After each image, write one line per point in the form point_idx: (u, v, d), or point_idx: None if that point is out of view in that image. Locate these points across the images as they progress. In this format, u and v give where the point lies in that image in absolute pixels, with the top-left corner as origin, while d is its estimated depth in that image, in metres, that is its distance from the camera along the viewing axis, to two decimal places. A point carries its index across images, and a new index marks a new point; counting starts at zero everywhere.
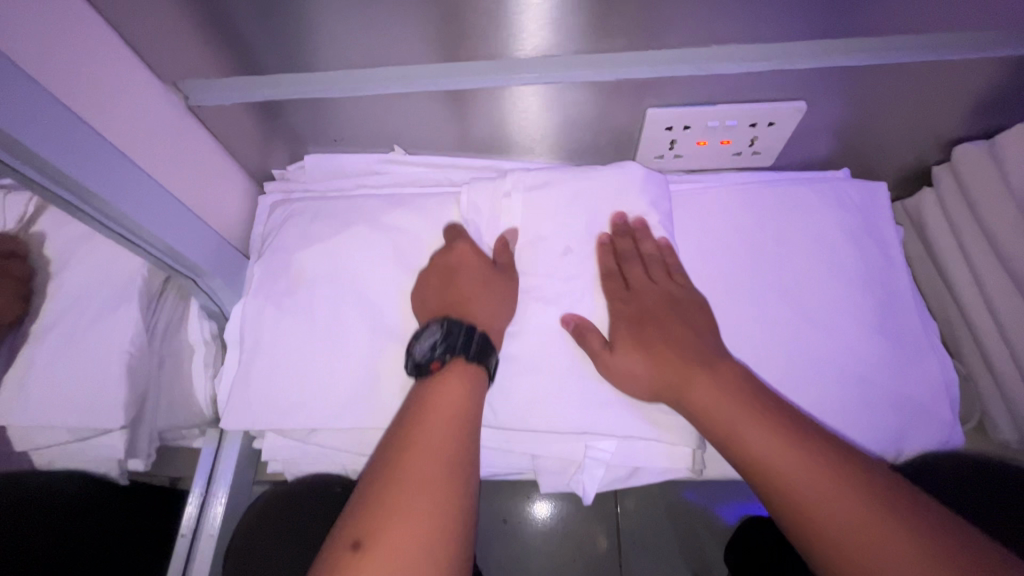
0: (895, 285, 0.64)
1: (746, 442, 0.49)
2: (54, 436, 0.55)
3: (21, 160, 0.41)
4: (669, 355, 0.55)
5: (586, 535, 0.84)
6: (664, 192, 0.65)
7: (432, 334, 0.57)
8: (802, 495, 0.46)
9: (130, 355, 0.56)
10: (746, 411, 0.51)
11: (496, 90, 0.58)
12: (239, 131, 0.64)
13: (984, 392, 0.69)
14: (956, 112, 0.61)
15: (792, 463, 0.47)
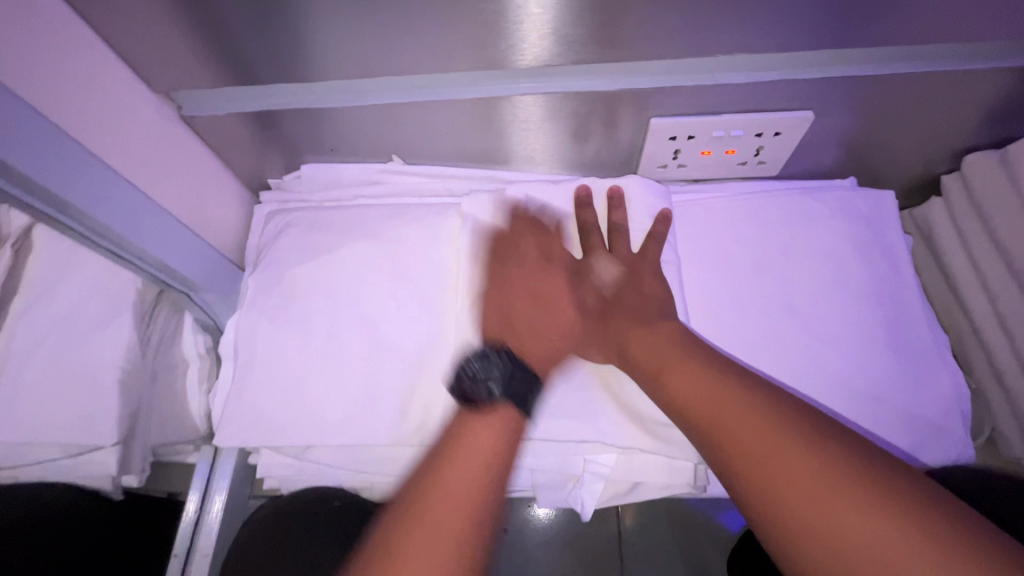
0: (902, 297, 0.59)
1: (672, 383, 0.47)
2: (46, 452, 0.56)
3: (10, 181, 0.39)
4: (617, 317, 0.54)
5: (586, 544, 0.85)
6: (659, 195, 0.60)
7: (495, 369, 0.48)
8: (738, 437, 0.42)
9: (123, 370, 0.55)
10: (685, 355, 0.48)
11: (497, 100, 0.53)
12: (234, 141, 0.60)
13: (995, 405, 0.62)
14: (970, 118, 0.56)
15: (730, 403, 0.43)
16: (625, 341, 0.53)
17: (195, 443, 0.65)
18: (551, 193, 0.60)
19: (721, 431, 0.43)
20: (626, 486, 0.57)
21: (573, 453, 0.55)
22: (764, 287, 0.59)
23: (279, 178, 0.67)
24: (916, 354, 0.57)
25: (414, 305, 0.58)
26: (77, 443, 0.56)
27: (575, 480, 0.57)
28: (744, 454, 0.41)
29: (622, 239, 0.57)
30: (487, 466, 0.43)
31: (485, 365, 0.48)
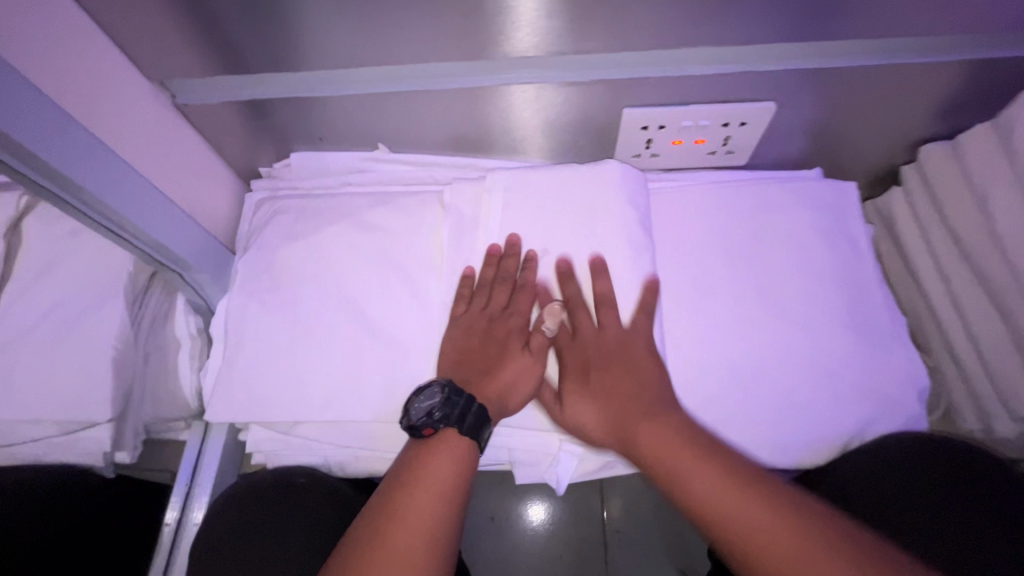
0: (865, 281, 0.62)
1: (687, 487, 0.47)
2: (41, 431, 0.58)
3: (16, 156, 0.41)
4: (618, 404, 0.53)
5: (574, 528, 0.94)
6: (634, 185, 0.60)
7: (436, 399, 0.52)
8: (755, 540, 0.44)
9: (116, 350, 0.57)
10: (693, 450, 0.49)
11: (478, 89, 0.56)
12: (226, 130, 0.62)
13: (951, 384, 0.65)
14: (923, 110, 0.60)
15: (740, 502, 0.45)
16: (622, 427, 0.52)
17: (187, 420, 0.66)
18: (531, 175, 0.61)
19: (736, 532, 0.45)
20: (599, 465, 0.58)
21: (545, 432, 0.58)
22: (734, 273, 0.62)
23: (271, 166, 0.69)
24: (876, 336, 0.59)
25: (399, 288, 0.60)
26: (73, 420, 0.58)
27: (551, 458, 0.58)
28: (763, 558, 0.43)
29: (610, 314, 0.55)
30: (444, 494, 0.49)
31: (427, 398, 0.53)
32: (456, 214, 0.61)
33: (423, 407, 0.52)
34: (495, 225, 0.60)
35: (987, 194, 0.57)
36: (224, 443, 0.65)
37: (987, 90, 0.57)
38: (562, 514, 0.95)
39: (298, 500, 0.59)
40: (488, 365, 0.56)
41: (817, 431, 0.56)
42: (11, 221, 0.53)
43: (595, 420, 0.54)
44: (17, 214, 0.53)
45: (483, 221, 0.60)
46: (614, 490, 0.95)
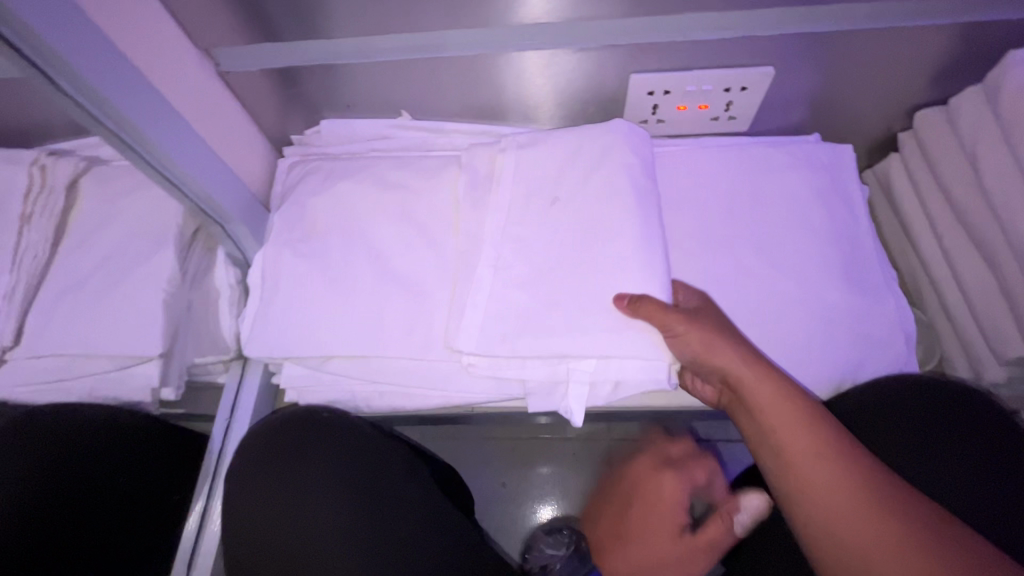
0: (858, 236, 0.65)
1: (792, 443, 0.48)
2: (98, 364, 0.64)
3: (92, 101, 0.48)
4: (743, 353, 0.53)
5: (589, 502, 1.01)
6: (639, 142, 0.63)
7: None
8: (805, 479, 0.47)
9: (167, 292, 0.63)
10: (790, 408, 0.49)
11: (495, 56, 0.60)
12: (262, 98, 0.68)
13: (945, 338, 0.68)
14: (919, 74, 0.63)
15: (804, 446, 0.48)
16: (733, 381, 0.53)
17: (225, 363, 0.73)
18: (541, 137, 0.65)
19: (792, 469, 0.48)
20: (610, 388, 0.59)
21: (555, 364, 0.59)
22: (735, 230, 0.65)
23: (302, 134, 0.75)
24: (867, 286, 0.63)
25: (421, 242, 0.65)
26: (126, 355, 0.63)
27: (563, 386, 0.60)
28: (798, 490, 0.47)
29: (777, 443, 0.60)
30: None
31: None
32: (471, 169, 0.65)
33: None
34: (506, 183, 0.63)
35: (975, 152, 0.61)
36: (260, 380, 0.73)
37: (979, 54, 0.60)
38: (571, 479, 1.02)
39: (331, 433, 0.66)
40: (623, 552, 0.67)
41: (813, 374, 0.59)
42: (69, 183, 0.60)
43: (716, 351, 0.53)
44: (75, 175, 0.60)
45: (497, 177, 0.64)
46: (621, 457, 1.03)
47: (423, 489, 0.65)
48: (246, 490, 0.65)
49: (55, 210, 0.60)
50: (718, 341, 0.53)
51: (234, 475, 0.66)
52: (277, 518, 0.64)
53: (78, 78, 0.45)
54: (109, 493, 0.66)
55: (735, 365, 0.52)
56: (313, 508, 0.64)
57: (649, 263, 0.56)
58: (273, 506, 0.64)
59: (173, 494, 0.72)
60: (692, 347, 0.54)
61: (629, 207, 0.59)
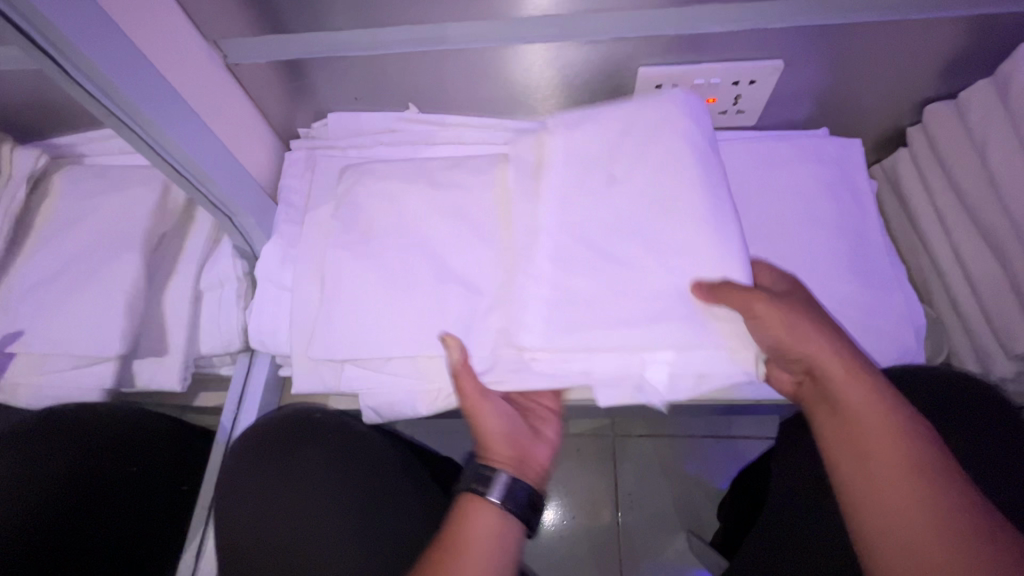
0: (867, 229, 0.65)
1: (857, 417, 0.48)
2: (62, 361, 0.63)
3: (104, 91, 0.48)
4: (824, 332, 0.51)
5: (592, 494, 1.01)
6: (700, 116, 0.60)
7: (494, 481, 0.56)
8: (874, 482, 0.45)
9: (131, 292, 0.62)
10: (874, 411, 0.47)
11: (503, 49, 0.61)
12: (269, 90, 0.68)
13: (952, 332, 0.68)
14: (930, 68, 0.62)
15: (878, 450, 0.46)
16: (817, 376, 0.50)
17: (231, 355, 0.73)
18: (592, 115, 0.61)
19: (861, 470, 0.46)
20: (689, 379, 0.58)
21: (630, 356, 0.57)
22: (742, 222, 0.65)
23: (309, 126, 0.75)
24: (876, 278, 0.62)
25: (428, 234, 0.65)
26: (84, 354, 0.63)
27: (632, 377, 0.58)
28: (862, 490, 0.46)
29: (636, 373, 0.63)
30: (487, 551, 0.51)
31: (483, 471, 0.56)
32: (518, 160, 0.62)
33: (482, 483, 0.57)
34: (558, 163, 0.59)
35: (985, 145, 0.61)
36: (267, 372, 0.73)
37: (991, 48, 0.60)
38: (575, 475, 1.03)
39: (322, 431, 0.67)
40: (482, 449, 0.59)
41: None
42: (33, 176, 0.63)
43: (795, 328, 0.51)
44: (39, 170, 0.63)
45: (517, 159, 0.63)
46: (624, 453, 1.03)
47: (416, 486, 0.66)
48: (241, 485, 0.65)
49: (16, 206, 0.62)
50: (806, 329, 0.50)
51: (232, 471, 0.66)
52: (276, 516, 0.63)
53: (90, 68, 0.45)
54: (120, 490, 0.66)
55: (822, 359, 0.50)
56: (312, 507, 0.63)
57: (721, 247, 0.54)
58: (268, 502, 0.64)
59: (183, 484, 0.73)
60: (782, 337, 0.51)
61: (694, 189, 0.56)
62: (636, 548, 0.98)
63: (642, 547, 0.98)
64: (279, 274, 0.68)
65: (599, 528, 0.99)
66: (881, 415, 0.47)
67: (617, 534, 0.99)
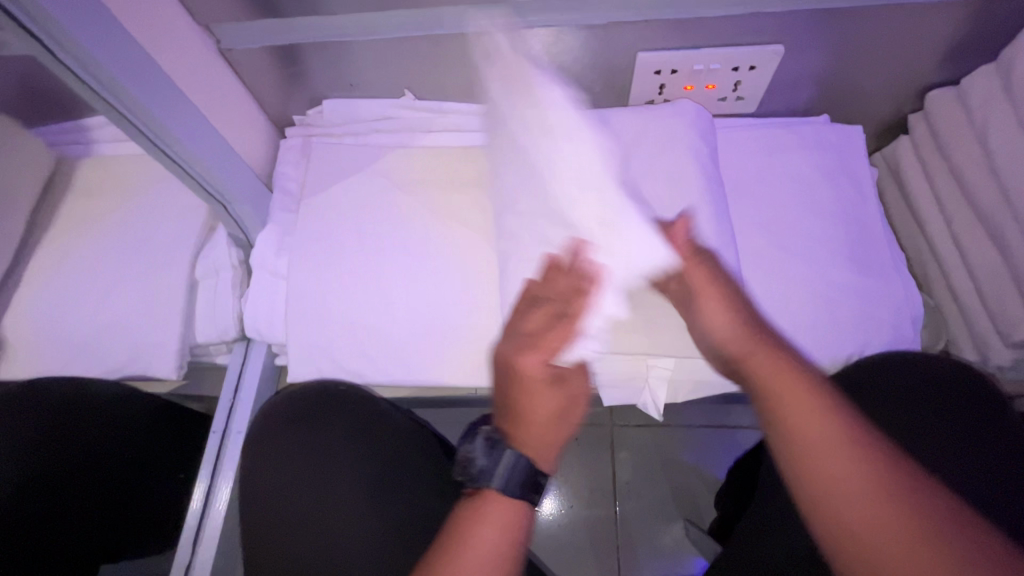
0: (867, 218, 0.65)
1: (790, 416, 0.44)
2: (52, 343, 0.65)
3: (98, 80, 0.47)
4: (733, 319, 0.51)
5: (590, 485, 1.02)
6: (709, 127, 0.64)
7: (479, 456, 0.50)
8: (826, 472, 0.41)
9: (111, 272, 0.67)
10: (802, 391, 0.44)
11: (500, 33, 0.60)
12: (263, 75, 0.67)
13: (951, 321, 0.68)
14: (931, 55, 0.62)
15: (819, 442, 0.42)
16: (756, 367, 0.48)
17: (228, 344, 0.73)
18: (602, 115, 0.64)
19: (802, 454, 0.43)
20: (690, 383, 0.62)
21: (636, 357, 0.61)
22: (740, 210, 0.65)
23: (304, 114, 0.75)
24: (875, 268, 0.62)
25: (432, 221, 0.66)
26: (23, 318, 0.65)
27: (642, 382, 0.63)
28: (816, 487, 0.41)
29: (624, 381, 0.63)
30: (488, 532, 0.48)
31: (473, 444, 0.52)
32: None
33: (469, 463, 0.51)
34: None
35: (987, 130, 0.60)
36: (265, 361, 0.73)
37: (994, 34, 0.59)
38: (573, 464, 1.03)
39: (348, 402, 0.67)
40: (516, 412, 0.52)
41: (815, 355, 0.59)
42: None
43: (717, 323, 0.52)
44: None
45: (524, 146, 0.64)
46: (623, 442, 1.03)
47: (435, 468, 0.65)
48: (256, 460, 0.66)
49: None
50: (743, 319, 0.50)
51: (254, 435, 0.67)
52: (292, 483, 0.65)
53: (85, 57, 0.45)
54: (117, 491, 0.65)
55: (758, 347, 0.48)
56: (326, 477, 0.65)
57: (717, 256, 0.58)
58: (281, 479, 0.65)
59: (178, 473, 0.71)
60: (715, 326, 0.52)
61: (694, 193, 0.59)
62: (634, 537, 0.98)
63: (640, 535, 0.98)
64: (274, 262, 0.68)
65: (597, 517, 1.00)
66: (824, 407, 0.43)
67: (616, 522, 0.99)
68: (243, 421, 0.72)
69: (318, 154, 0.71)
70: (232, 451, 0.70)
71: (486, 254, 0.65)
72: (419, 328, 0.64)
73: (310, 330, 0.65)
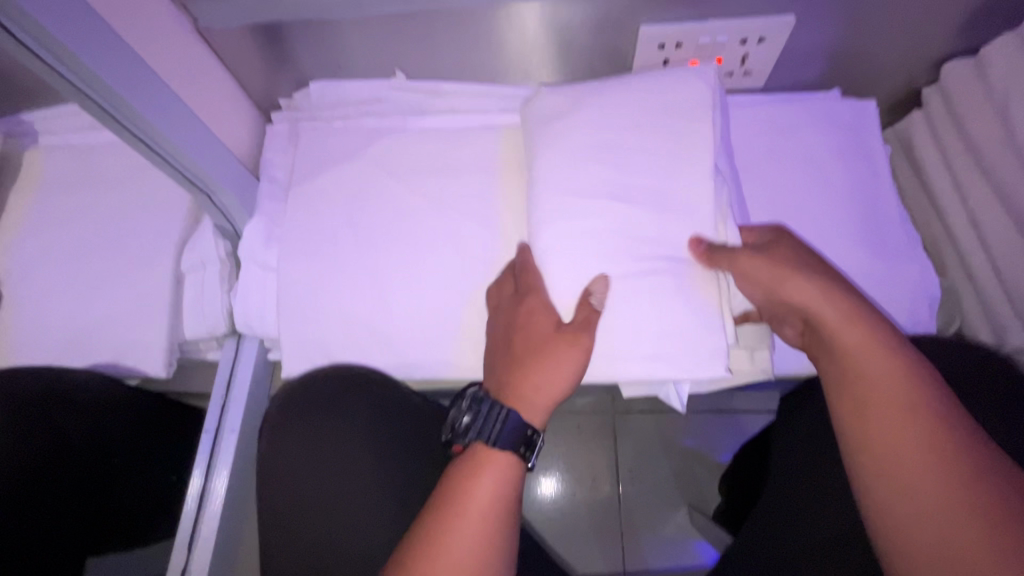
0: (880, 197, 0.62)
1: (864, 387, 0.45)
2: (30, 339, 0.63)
3: (63, 64, 0.44)
4: (794, 279, 0.48)
5: (592, 473, 1.00)
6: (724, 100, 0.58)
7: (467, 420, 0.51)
8: (894, 444, 0.43)
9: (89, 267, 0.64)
10: (880, 359, 0.45)
11: (494, 7, 0.56)
12: (245, 56, 0.63)
13: (965, 303, 0.66)
14: (950, 24, 0.59)
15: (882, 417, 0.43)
16: (819, 327, 0.48)
17: (218, 340, 0.70)
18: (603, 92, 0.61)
19: (869, 424, 0.44)
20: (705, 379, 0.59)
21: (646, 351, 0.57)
22: (749, 191, 0.62)
23: (290, 97, 0.71)
24: (889, 249, 0.60)
25: (426, 206, 0.64)
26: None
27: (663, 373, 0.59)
28: (877, 462, 0.43)
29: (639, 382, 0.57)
30: (486, 514, 0.47)
31: (460, 400, 0.53)
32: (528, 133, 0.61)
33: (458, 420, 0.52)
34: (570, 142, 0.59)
35: (1007, 102, 0.57)
36: (256, 358, 0.70)
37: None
38: (576, 452, 1.01)
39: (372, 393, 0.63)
40: (517, 362, 0.52)
41: None
42: None
43: (786, 286, 0.49)
44: None
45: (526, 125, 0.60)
46: (625, 429, 1.02)
47: (445, 458, 0.65)
48: (273, 447, 0.64)
49: None
50: (793, 279, 0.48)
51: (271, 427, 0.64)
52: (306, 480, 0.63)
53: (47, 38, 0.41)
54: (109, 485, 0.65)
55: (817, 309, 0.47)
56: (341, 479, 0.63)
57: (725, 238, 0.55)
58: (296, 468, 0.63)
59: (172, 474, 0.71)
60: (790, 293, 0.48)
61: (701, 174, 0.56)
62: (638, 523, 0.97)
63: (643, 520, 0.97)
64: (263, 254, 0.65)
65: (599, 504, 0.99)
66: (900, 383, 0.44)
67: (618, 507, 0.98)
68: (238, 418, 0.70)
69: (305, 140, 0.68)
70: (228, 449, 0.68)
71: (478, 241, 0.62)
72: (416, 320, 0.61)
73: (302, 325, 0.62)
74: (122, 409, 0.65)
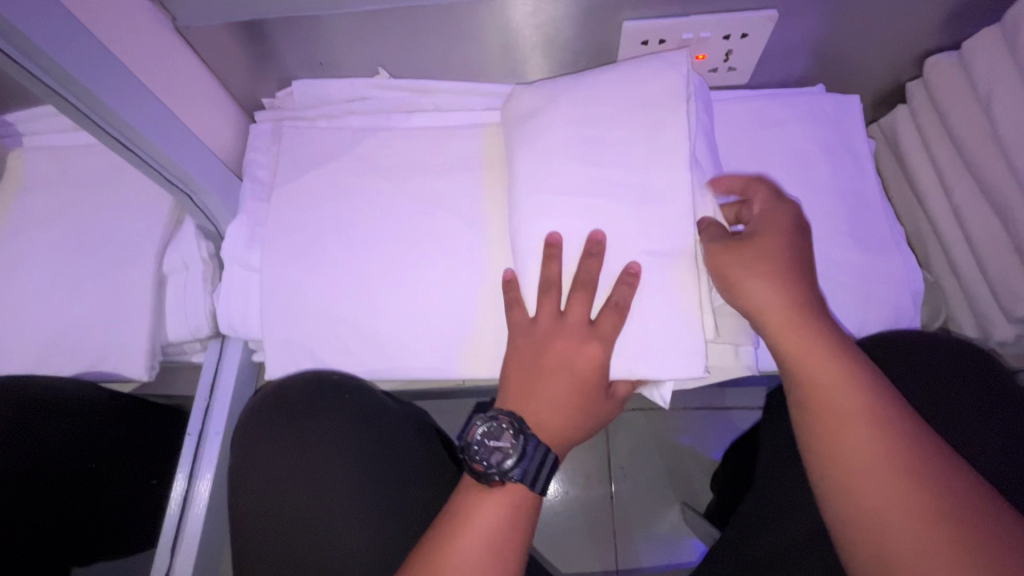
0: (864, 192, 0.62)
1: (820, 392, 0.47)
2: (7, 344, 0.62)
3: (39, 64, 0.43)
4: (757, 279, 0.49)
5: (584, 472, 1.00)
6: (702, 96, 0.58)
7: (507, 442, 0.52)
8: (848, 445, 0.45)
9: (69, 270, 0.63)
10: (833, 364, 0.47)
11: (476, 3, 0.56)
12: (226, 54, 0.63)
13: (951, 296, 0.66)
14: (933, 18, 0.59)
15: (846, 421, 0.45)
16: (773, 331, 0.49)
17: (202, 342, 0.70)
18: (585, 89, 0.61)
19: (826, 427, 0.46)
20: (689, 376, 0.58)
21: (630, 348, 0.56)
22: None
23: (273, 96, 0.71)
24: (875, 243, 0.60)
25: (411, 205, 0.63)
26: None
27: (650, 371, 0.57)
28: (834, 462, 0.45)
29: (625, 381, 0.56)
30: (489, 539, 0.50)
31: (494, 427, 0.53)
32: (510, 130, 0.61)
33: (494, 447, 0.52)
34: None
35: (990, 97, 0.57)
36: (240, 361, 0.69)
37: None
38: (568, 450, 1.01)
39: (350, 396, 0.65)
40: (549, 395, 0.53)
41: None
42: None
43: (750, 285, 0.49)
44: None
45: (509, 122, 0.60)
46: (617, 426, 1.01)
47: (426, 458, 0.65)
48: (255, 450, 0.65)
49: None
50: (754, 279, 0.49)
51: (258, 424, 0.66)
52: (290, 482, 0.64)
53: (22, 39, 0.40)
54: (79, 488, 0.66)
55: (776, 313, 0.49)
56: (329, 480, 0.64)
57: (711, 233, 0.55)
58: (281, 472, 0.65)
59: (150, 479, 0.70)
60: (751, 294, 0.49)
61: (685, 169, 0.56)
62: (632, 520, 0.97)
63: (636, 518, 0.97)
64: (246, 255, 0.64)
65: (592, 503, 0.98)
66: (860, 388, 0.46)
67: (611, 505, 0.98)
68: (223, 420, 0.69)
69: (289, 138, 0.67)
70: (213, 452, 0.68)
71: (463, 239, 0.62)
72: (401, 320, 0.61)
73: (288, 325, 0.62)
74: (89, 412, 0.66)
